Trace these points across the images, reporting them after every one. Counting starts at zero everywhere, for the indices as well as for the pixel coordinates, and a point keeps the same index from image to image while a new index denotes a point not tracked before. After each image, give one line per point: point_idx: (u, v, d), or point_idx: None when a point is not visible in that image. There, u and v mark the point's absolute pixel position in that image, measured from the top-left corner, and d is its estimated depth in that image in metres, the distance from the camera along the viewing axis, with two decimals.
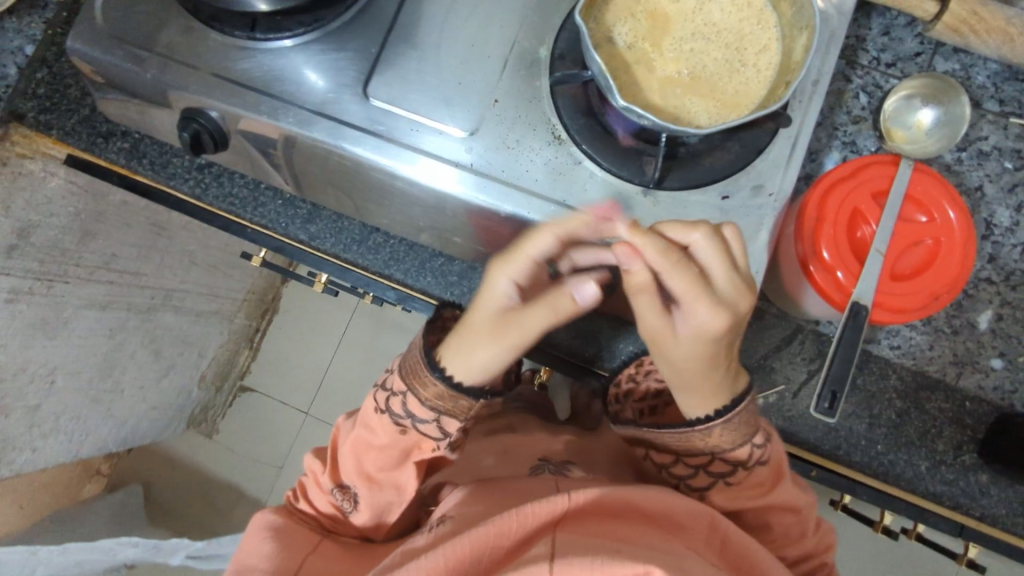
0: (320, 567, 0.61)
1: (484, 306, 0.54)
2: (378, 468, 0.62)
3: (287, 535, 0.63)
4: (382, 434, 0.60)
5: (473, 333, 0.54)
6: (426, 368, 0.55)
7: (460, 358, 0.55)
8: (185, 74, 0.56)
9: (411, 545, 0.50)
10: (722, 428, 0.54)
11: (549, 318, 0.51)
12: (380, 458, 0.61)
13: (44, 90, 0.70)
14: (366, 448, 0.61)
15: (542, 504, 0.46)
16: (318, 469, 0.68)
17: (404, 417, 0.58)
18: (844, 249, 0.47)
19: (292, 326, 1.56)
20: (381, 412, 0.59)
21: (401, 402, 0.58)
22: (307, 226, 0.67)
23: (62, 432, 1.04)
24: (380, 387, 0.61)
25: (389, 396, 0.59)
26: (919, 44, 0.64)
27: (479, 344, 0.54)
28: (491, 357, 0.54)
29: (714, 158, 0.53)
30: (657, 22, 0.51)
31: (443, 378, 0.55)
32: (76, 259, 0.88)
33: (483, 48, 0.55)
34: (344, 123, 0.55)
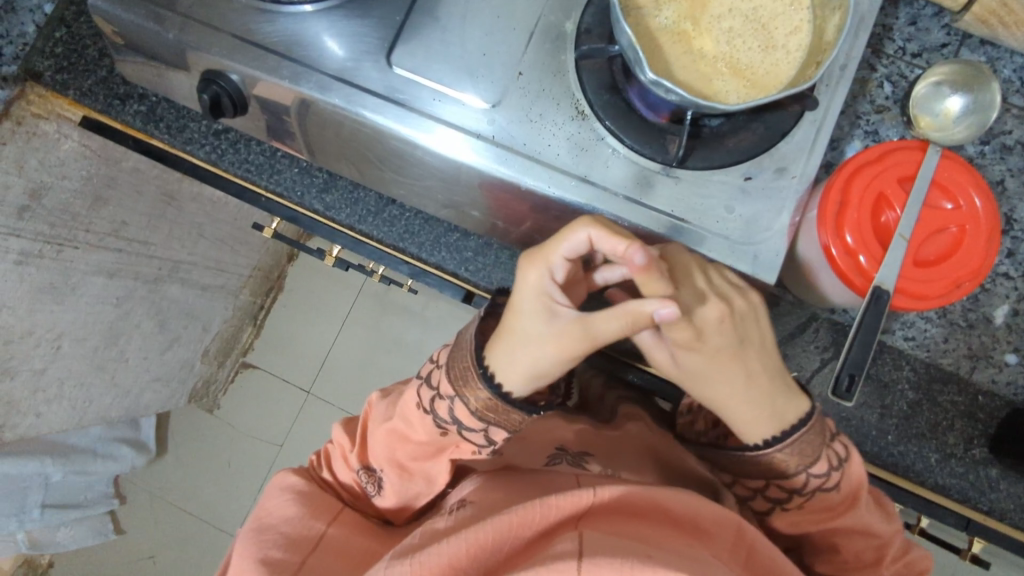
0: (341, 539, 0.61)
1: (531, 312, 0.51)
2: (413, 460, 0.61)
3: (310, 498, 0.64)
4: (424, 431, 0.58)
5: (526, 336, 0.51)
6: (479, 379, 0.52)
7: (521, 372, 0.51)
8: (205, 35, 0.55)
9: (432, 528, 0.51)
10: (788, 452, 0.53)
11: (619, 327, 0.49)
12: (416, 449, 0.60)
13: (62, 50, 0.69)
14: (403, 438, 0.60)
15: (566, 497, 0.46)
16: (347, 444, 0.68)
17: (448, 421, 0.56)
18: (868, 234, 0.47)
19: (295, 305, 1.56)
20: (423, 411, 0.57)
21: (448, 407, 0.55)
22: (323, 196, 0.66)
23: (66, 399, 1.04)
24: (425, 383, 0.57)
25: (435, 397, 0.56)
26: (946, 35, 0.64)
27: (543, 351, 0.50)
28: (548, 361, 0.51)
29: (738, 139, 0.53)
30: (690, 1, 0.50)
31: (497, 392, 0.52)
32: (86, 224, 0.88)
33: (509, 20, 0.55)
34: (364, 90, 0.54)
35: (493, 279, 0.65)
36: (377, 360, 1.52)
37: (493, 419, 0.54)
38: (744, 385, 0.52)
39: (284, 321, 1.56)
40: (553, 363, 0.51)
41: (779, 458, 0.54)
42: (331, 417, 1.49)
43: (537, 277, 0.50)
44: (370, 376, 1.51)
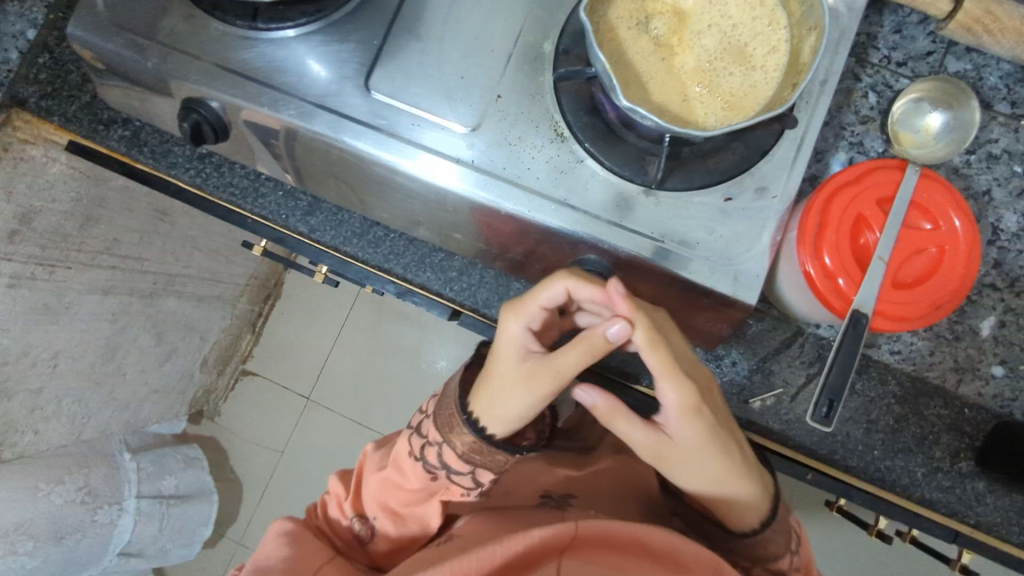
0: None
1: (505, 356, 0.51)
2: (404, 509, 0.62)
3: (305, 541, 0.64)
4: (416, 480, 0.59)
5: (506, 383, 0.51)
6: (462, 422, 0.53)
7: (497, 413, 0.52)
8: (184, 63, 0.55)
9: (422, 558, 0.52)
10: (776, 534, 0.55)
11: (580, 356, 0.49)
12: (407, 496, 0.61)
13: (46, 76, 0.69)
14: (395, 486, 0.61)
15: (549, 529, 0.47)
16: (341, 493, 0.69)
17: (437, 467, 0.56)
18: (846, 256, 0.47)
19: (293, 312, 1.56)
20: (414, 458, 0.58)
21: (436, 452, 0.55)
22: (307, 218, 0.66)
23: (66, 414, 1.05)
24: (414, 432, 0.58)
25: (424, 444, 0.57)
26: (932, 42, 0.63)
27: (513, 390, 0.51)
28: (525, 402, 0.51)
29: (717, 159, 0.52)
30: (672, 17, 0.49)
31: (478, 434, 0.53)
32: (78, 245, 0.88)
33: (486, 42, 0.55)
34: (346, 117, 0.54)
35: (478, 299, 0.65)
36: (377, 366, 1.52)
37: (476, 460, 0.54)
38: (740, 460, 0.52)
39: (282, 328, 1.56)
40: (528, 405, 0.51)
41: (766, 543, 0.55)
42: (332, 423, 1.51)
43: (518, 328, 0.50)
44: (370, 382, 1.52)
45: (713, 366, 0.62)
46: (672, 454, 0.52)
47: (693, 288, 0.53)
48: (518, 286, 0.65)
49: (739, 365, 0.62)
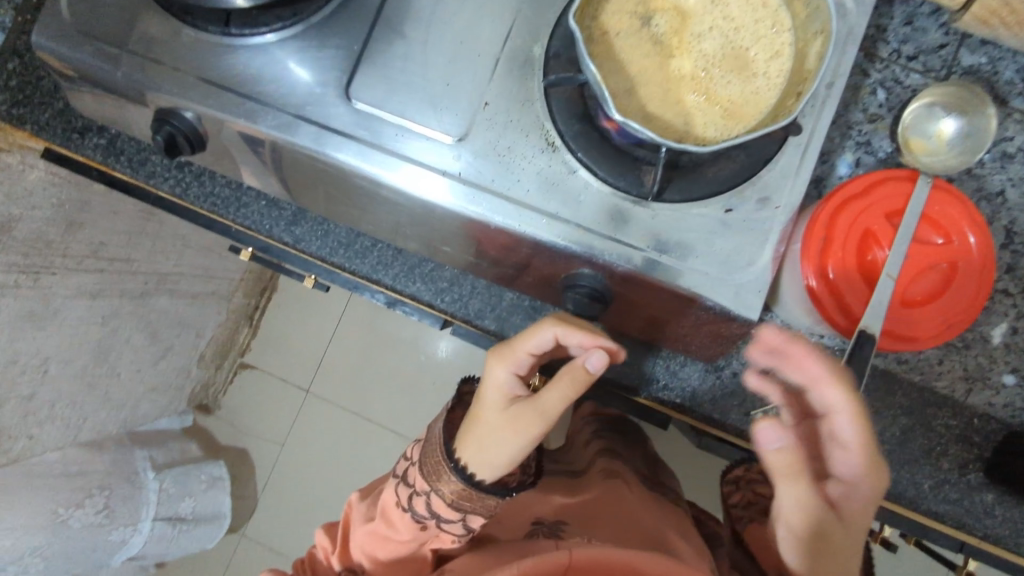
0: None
1: (488, 402, 0.51)
2: (395, 558, 0.62)
3: None
4: (408, 530, 0.59)
5: (493, 433, 0.50)
6: (449, 469, 0.52)
7: (481, 461, 0.51)
8: (156, 73, 0.53)
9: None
10: None
11: (563, 393, 0.47)
12: (397, 547, 0.61)
13: (16, 83, 0.66)
14: (386, 538, 0.61)
15: (542, 560, 0.46)
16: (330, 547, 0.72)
17: (426, 516, 0.56)
18: (852, 274, 0.44)
19: (290, 306, 1.54)
20: (403, 509, 0.58)
21: (425, 502, 0.55)
22: (292, 228, 0.64)
23: (60, 419, 1.04)
24: (402, 483, 0.58)
25: (412, 494, 0.56)
26: (945, 35, 0.60)
27: (498, 434, 0.49)
28: (511, 448, 0.49)
29: (717, 168, 0.50)
30: (674, 16, 0.46)
31: (465, 480, 0.52)
32: (62, 250, 0.86)
33: (472, 46, 0.52)
34: (327, 128, 0.51)
35: (470, 310, 0.63)
36: (375, 359, 1.51)
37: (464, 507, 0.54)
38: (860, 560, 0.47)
39: (278, 322, 1.54)
40: (515, 452, 0.50)
41: None
42: (331, 417, 1.50)
43: (503, 374, 0.50)
44: (368, 374, 1.50)
45: (714, 377, 0.60)
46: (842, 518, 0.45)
47: (693, 303, 0.51)
48: (511, 296, 0.63)
49: (740, 376, 0.60)
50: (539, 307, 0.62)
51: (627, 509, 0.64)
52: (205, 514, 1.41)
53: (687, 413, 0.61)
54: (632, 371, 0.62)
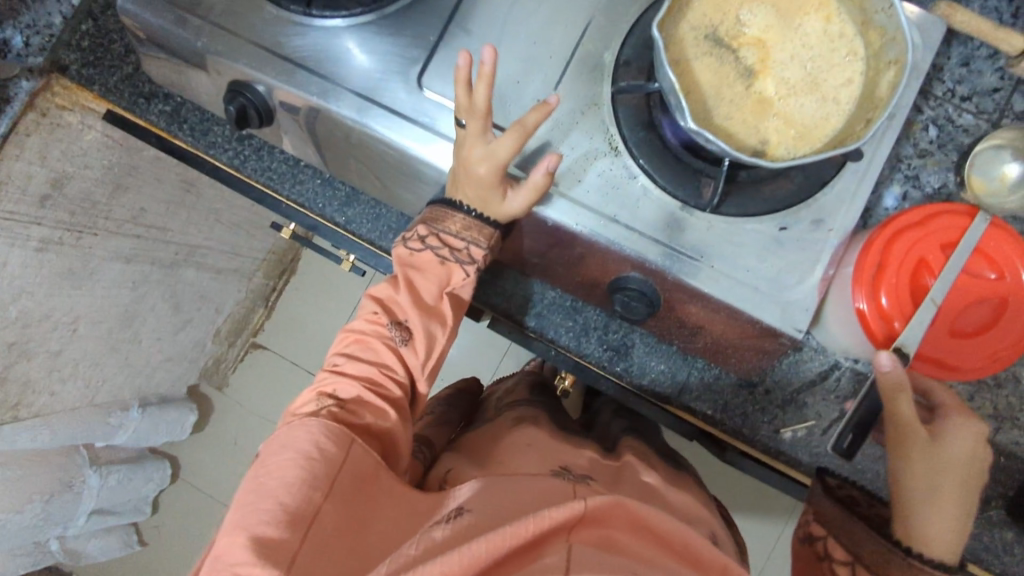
0: (347, 492, 0.47)
1: (500, 160, 0.48)
2: (362, 377, 0.55)
3: (308, 467, 0.47)
4: (433, 307, 0.57)
5: (487, 200, 0.52)
6: (500, 194, 0.51)
7: (470, 193, 0.52)
8: (232, 44, 0.55)
9: (429, 539, 0.44)
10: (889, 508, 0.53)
11: (484, 156, 0.49)
12: (360, 365, 0.55)
13: (88, 44, 0.69)
14: (351, 371, 0.55)
15: (561, 507, 0.45)
16: (320, 384, 0.55)
17: (444, 248, 0.55)
18: (903, 295, 0.46)
19: (307, 289, 1.51)
20: (422, 245, 0.56)
21: (439, 238, 0.55)
22: (345, 209, 0.66)
23: (81, 377, 1.03)
24: (405, 238, 0.56)
25: (425, 235, 0.55)
26: (999, 79, 0.61)
27: (476, 166, 0.49)
28: (513, 203, 0.51)
29: (775, 186, 0.51)
30: (757, 48, 0.47)
31: (621, 311, 0.56)
32: (106, 212, 0.88)
33: (546, 46, 0.53)
34: (394, 112, 0.53)
35: (511, 307, 0.64)
36: None
37: (472, 239, 0.54)
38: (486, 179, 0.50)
39: (294, 304, 1.51)
40: (514, 200, 0.51)
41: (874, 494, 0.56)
42: None
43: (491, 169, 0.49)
44: None
45: (747, 391, 0.61)
46: (479, 163, 0.49)
47: (738, 316, 0.51)
48: (552, 293, 0.63)
49: (773, 393, 0.61)
50: (579, 306, 0.63)
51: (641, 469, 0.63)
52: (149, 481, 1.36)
53: (718, 425, 0.63)
54: (667, 379, 0.63)
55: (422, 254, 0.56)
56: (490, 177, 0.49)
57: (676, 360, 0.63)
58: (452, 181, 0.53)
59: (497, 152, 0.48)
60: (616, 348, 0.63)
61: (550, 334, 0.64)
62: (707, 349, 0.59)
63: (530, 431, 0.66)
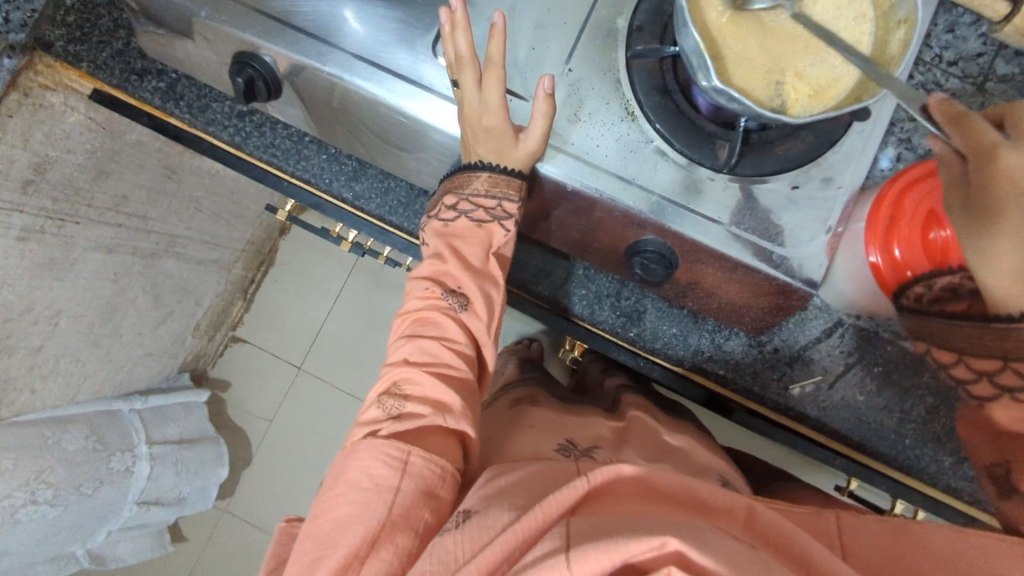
0: (405, 512, 0.44)
1: (496, 104, 0.49)
2: (422, 360, 0.52)
3: (360, 510, 0.44)
4: (481, 270, 0.56)
5: (502, 149, 0.51)
6: (513, 140, 0.50)
7: (486, 153, 0.52)
8: (239, 15, 0.53)
9: (443, 550, 0.42)
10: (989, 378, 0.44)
11: (480, 104, 0.50)
12: (412, 351, 0.53)
13: (74, 19, 0.66)
14: (408, 364, 0.53)
15: (564, 490, 0.43)
16: (378, 389, 0.53)
17: (479, 210, 0.55)
18: (917, 248, 0.48)
19: (288, 280, 1.46)
20: (455, 212, 0.56)
21: (474, 203, 0.55)
22: (353, 184, 0.67)
23: (62, 374, 0.97)
24: (434, 217, 0.57)
25: (458, 201, 0.56)
26: (982, 44, 0.64)
27: (481, 121, 0.50)
28: (532, 141, 0.50)
29: (787, 146, 0.52)
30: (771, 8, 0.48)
31: (642, 275, 0.57)
32: (88, 199, 0.85)
33: (559, 13, 0.53)
34: (408, 81, 0.53)
35: (525, 278, 0.67)
36: (372, 339, 1.44)
37: (502, 194, 0.54)
38: (496, 127, 0.50)
39: (275, 295, 1.46)
40: (529, 138, 0.50)
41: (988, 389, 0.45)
42: (322, 395, 1.42)
43: (494, 115, 0.49)
44: (363, 355, 1.43)
45: (756, 350, 0.64)
46: (480, 115, 0.50)
47: (753, 274, 0.53)
48: (564, 265, 0.66)
49: (781, 351, 0.63)
50: (591, 275, 0.66)
51: (660, 431, 0.65)
52: (189, 504, 1.27)
53: (727, 384, 0.65)
54: (678, 342, 0.65)
55: (457, 223, 0.56)
56: (496, 123, 0.50)
57: (688, 323, 0.65)
58: (468, 151, 0.53)
59: (490, 98, 0.49)
60: (629, 314, 0.66)
61: (568, 305, 0.67)
62: (720, 312, 0.61)
63: (547, 414, 0.66)
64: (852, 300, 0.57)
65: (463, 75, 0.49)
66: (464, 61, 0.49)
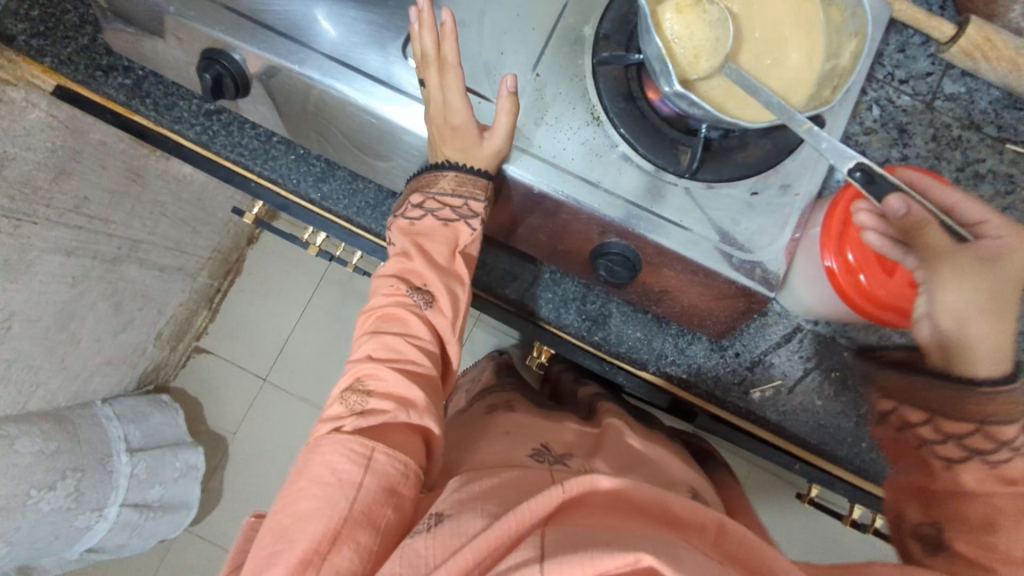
0: (367, 508, 0.44)
1: (460, 103, 0.50)
2: (387, 357, 0.52)
3: (323, 503, 0.43)
4: (448, 268, 0.56)
5: (467, 148, 0.52)
6: (478, 138, 0.51)
7: (453, 153, 0.53)
8: (208, 12, 0.53)
9: (414, 554, 0.41)
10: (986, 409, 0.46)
11: (446, 104, 0.51)
12: (377, 348, 0.53)
13: (38, 13, 0.66)
14: (372, 360, 0.52)
15: (539, 498, 0.42)
16: (341, 386, 0.52)
17: (446, 209, 0.56)
18: (868, 254, 0.50)
19: (254, 291, 1.44)
20: (421, 210, 0.56)
21: (441, 202, 0.56)
22: (320, 184, 0.67)
23: (13, 382, 0.93)
24: (400, 216, 0.57)
25: (425, 199, 0.56)
26: (931, 64, 0.67)
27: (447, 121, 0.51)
28: (496, 140, 0.51)
29: (746, 153, 0.54)
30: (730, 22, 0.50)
31: (606, 277, 0.58)
32: (47, 199, 0.83)
33: (528, 19, 0.54)
34: (377, 81, 0.53)
35: (493, 281, 0.67)
36: (340, 351, 1.42)
37: (468, 194, 0.54)
38: (461, 126, 0.51)
39: (241, 305, 1.43)
40: (494, 136, 0.51)
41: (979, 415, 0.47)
42: (287, 407, 1.40)
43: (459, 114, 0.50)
44: (331, 366, 1.41)
45: (718, 355, 0.65)
46: (445, 114, 0.51)
47: (714, 277, 0.54)
48: (530, 269, 0.67)
49: (742, 357, 0.64)
50: (557, 279, 0.67)
51: (626, 434, 0.64)
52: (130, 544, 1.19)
53: (691, 388, 0.66)
54: (642, 346, 0.66)
55: (423, 222, 0.57)
56: (461, 122, 0.51)
57: (652, 328, 0.66)
58: (435, 151, 0.54)
59: (455, 97, 0.50)
60: (594, 318, 0.66)
61: (536, 307, 0.67)
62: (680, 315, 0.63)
63: (517, 418, 0.66)
64: (808, 304, 0.59)
65: (429, 75, 0.50)
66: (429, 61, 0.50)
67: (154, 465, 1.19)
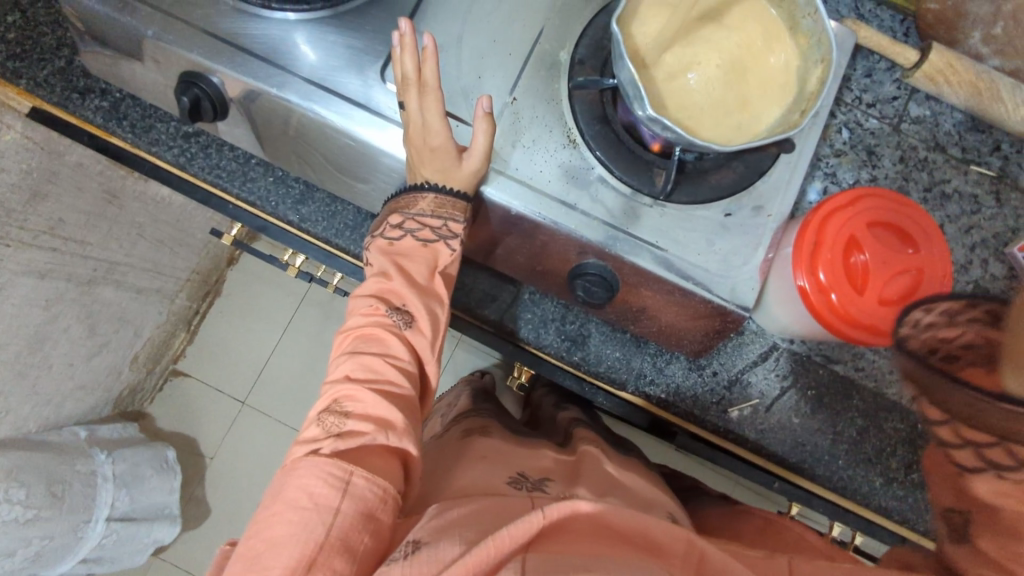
0: (344, 535, 0.43)
1: (439, 124, 0.51)
2: (364, 377, 0.52)
3: (299, 531, 0.42)
4: (425, 288, 0.56)
5: (447, 169, 0.52)
6: (457, 159, 0.52)
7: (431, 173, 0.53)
8: (186, 35, 0.53)
9: None
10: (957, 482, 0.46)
11: (426, 124, 0.51)
12: (354, 368, 0.52)
13: (15, 36, 0.65)
14: (349, 381, 0.52)
15: (518, 524, 0.42)
16: (318, 408, 0.52)
17: (425, 228, 0.56)
18: (840, 273, 0.51)
19: (234, 313, 1.42)
20: (400, 230, 0.57)
21: (420, 221, 0.56)
22: (299, 207, 0.67)
23: None
24: (379, 236, 0.57)
25: (404, 219, 0.56)
26: (897, 88, 0.69)
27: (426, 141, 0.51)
28: (474, 160, 0.51)
29: (720, 175, 0.55)
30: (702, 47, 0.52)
31: (583, 300, 0.58)
32: (21, 221, 0.82)
33: (504, 44, 0.55)
34: (355, 103, 0.54)
35: (473, 302, 0.67)
36: (321, 372, 1.40)
37: (448, 215, 0.55)
38: (439, 146, 0.51)
39: (219, 327, 1.42)
40: (472, 157, 0.51)
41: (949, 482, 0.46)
42: (266, 430, 1.38)
43: (439, 135, 0.51)
44: (311, 387, 1.40)
45: (696, 374, 0.65)
46: (424, 135, 0.51)
47: (691, 297, 0.55)
48: (510, 289, 0.67)
49: (719, 375, 0.65)
50: (537, 299, 0.67)
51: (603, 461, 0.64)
52: None
53: (670, 407, 0.66)
54: (621, 365, 0.66)
55: (402, 242, 0.57)
56: (440, 142, 0.51)
57: (630, 347, 0.66)
58: (413, 172, 0.54)
59: (433, 118, 0.51)
60: (573, 338, 0.67)
61: (515, 327, 0.67)
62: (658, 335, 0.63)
63: (495, 445, 0.65)
64: (782, 323, 0.60)
65: (408, 96, 0.50)
66: (410, 83, 0.50)
67: (127, 538, 1.14)
